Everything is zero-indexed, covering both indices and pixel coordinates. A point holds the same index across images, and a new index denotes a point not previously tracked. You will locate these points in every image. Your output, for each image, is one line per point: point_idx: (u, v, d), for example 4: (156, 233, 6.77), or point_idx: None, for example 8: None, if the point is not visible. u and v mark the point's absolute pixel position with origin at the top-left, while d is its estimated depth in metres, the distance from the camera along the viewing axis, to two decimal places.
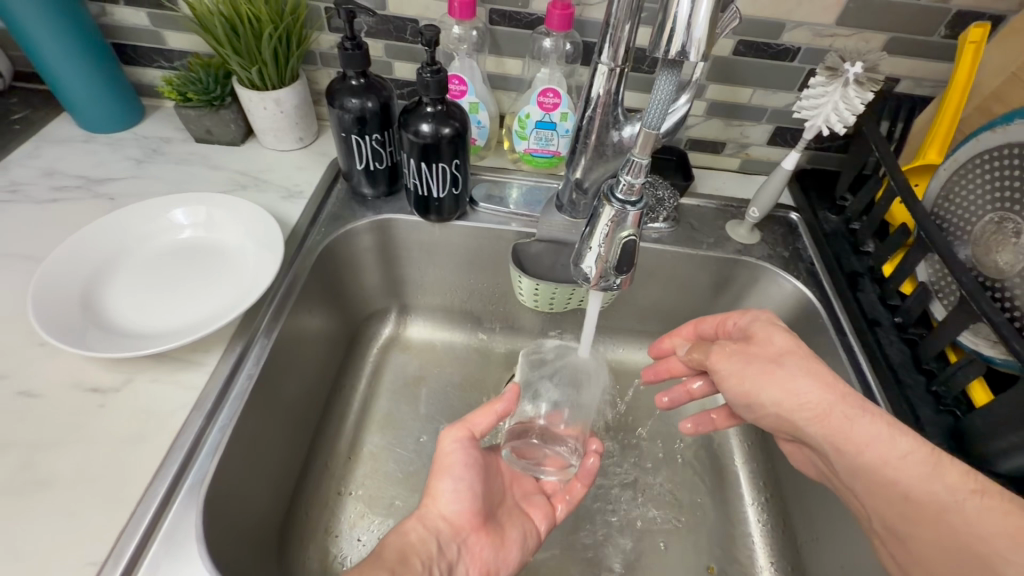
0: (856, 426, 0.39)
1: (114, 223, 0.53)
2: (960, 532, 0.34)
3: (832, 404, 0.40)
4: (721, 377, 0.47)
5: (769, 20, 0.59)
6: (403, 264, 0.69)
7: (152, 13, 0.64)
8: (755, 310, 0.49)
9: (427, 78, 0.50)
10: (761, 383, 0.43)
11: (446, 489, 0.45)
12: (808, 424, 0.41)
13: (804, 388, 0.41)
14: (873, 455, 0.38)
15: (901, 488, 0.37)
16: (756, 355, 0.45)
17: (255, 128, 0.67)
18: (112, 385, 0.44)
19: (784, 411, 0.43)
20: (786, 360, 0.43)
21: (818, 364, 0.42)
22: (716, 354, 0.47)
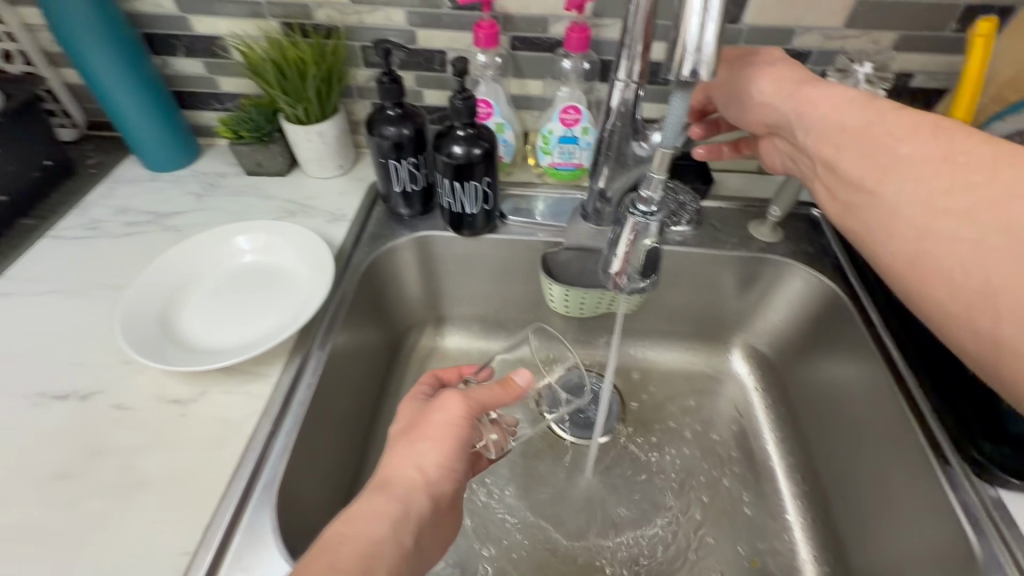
0: (819, 94, 0.43)
1: (185, 251, 0.59)
2: (930, 194, 0.35)
3: (792, 90, 0.45)
4: (721, 96, 0.51)
5: (779, 27, 0.61)
6: (440, 278, 0.74)
7: (207, 62, 0.71)
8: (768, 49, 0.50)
9: (458, 105, 0.55)
10: (742, 84, 0.48)
11: (426, 455, 0.42)
12: (767, 100, 0.46)
13: (767, 78, 0.46)
14: (826, 109, 0.42)
15: (874, 121, 0.39)
16: (755, 61, 0.48)
17: (300, 158, 0.73)
18: (191, 396, 0.49)
19: (744, 101, 0.48)
20: (775, 63, 0.47)
21: (790, 69, 0.46)
22: (718, 79, 0.50)
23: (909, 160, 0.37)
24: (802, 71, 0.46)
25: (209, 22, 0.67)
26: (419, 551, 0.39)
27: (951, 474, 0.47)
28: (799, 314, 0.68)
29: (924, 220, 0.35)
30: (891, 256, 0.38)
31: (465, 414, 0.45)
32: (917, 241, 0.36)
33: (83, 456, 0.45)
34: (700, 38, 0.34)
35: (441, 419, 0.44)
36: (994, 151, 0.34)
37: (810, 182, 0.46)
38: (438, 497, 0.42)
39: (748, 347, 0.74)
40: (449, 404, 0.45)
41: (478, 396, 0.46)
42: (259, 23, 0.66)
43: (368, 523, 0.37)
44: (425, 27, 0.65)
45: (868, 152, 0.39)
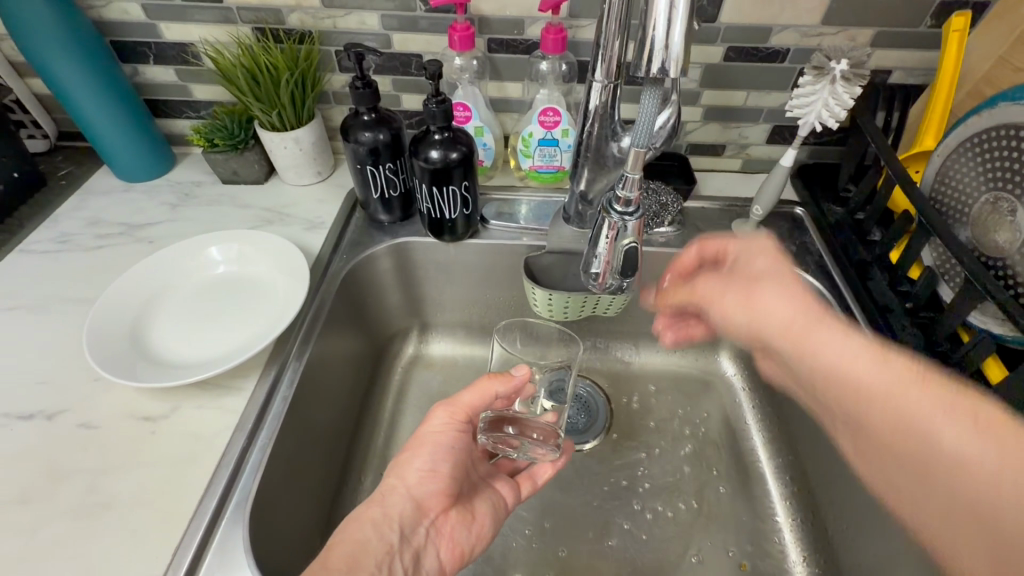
0: (830, 347, 0.40)
1: (157, 263, 0.57)
2: (944, 428, 0.35)
3: (800, 324, 0.42)
4: (715, 303, 0.48)
5: (756, 26, 0.61)
6: (422, 285, 0.72)
7: (179, 69, 0.69)
8: (752, 238, 0.50)
9: (433, 109, 0.54)
10: (734, 308, 0.46)
11: (416, 462, 0.47)
12: (779, 322, 0.43)
13: (772, 305, 0.44)
14: (835, 361, 0.40)
15: (898, 398, 0.37)
16: (736, 279, 0.48)
17: (277, 166, 0.72)
18: (161, 413, 0.48)
19: (754, 322, 0.45)
20: (763, 281, 0.45)
21: (791, 288, 0.44)
22: (705, 287, 0.50)
23: (968, 476, 0.34)
24: (796, 280, 0.45)
25: (179, 28, 0.65)
26: (405, 546, 0.42)
27: None
28: None
29: (950, 532, 0.35)
30: (922, 523, 0.37)
31: (453, 422, 0.51)
32: (940, 525, 0.36)
33: (48, 478, 0.44)
34: (669, 35, 0.34)
35: (426, 431, 0.50)
36: (997, 424, 0.34)
37: (824, 412, 0.45)
38: (423, 500, 0.45)
39: (734, 348, 0.73)
40: (434, 421, 0.51)
41: (464, 402, 0.52)
42: (231, 29, 0.65)
43: (355, 527, 0.41)
44: (400, 31, 0.64)
45: (894, 427, 0.37)
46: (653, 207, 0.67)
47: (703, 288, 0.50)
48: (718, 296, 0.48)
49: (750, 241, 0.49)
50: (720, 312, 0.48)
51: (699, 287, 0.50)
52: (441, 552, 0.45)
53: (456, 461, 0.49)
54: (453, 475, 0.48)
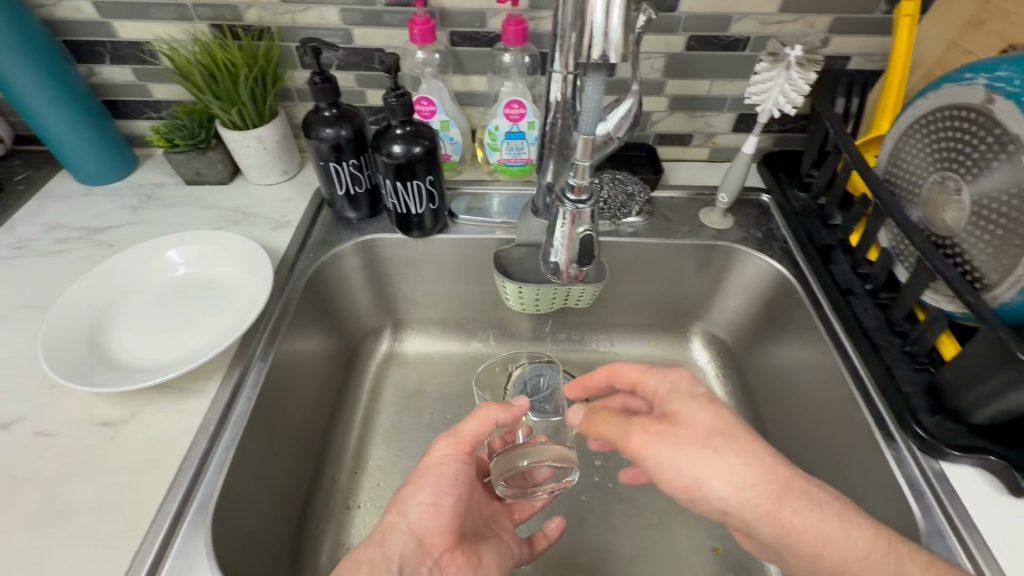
0: (804, 521, 0.36)
1: (116, 267, 0.56)
2: None
3: (780, 496, 0.36)
4: (657, 469, 0.40)
5: (715, 14, 0.62)
6: (394, 282, 0.72)
7: (137, 69, 0.68)
8: (675, 374, 0.46)
9: (393, 103, 0.53)
10: (690, 474, 0.38)
11: (421, 497, 0.45)
12: (758, 501, 0.36)
13: (744, 469, 0.37)
14: (829, 549, 0.36)
15: None
16: (685, 433, 0.39)
17: (241, 165, 0.71)
18: (121, 418, 0.47)
19: (733, 498, 0.37)
20: (718, 442, 0.38)
21: (741, 441, 0.38)
22: (642, 437, 0.41)
23: None
24: (747, 431, 0.39)
25: (134, 27, 0.64)
26: None
27: (896, 449, 0.47)
28: (752, 299, 0.68)
29: None
30: None
31: (457, 454, 0.48)
32: None
33: (3, 489, 0.43)
34: (606, 22, 0.34)
35: (429, 462, 0.48)
36: None
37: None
38: (427, 535, 0.44)
39: (706, 336, 0.74)
40: (439, 452, 0.48)
41: (466, 432, 0.49)
42: (187, 27, 0.64)
43: (351, 569, 0.39)
44: (361, 25, 0.63)
45: None
46: (607, 201, 0.67)
47: (646, 445, 0.40)
48: (672, 451, 0.39)
49: (677, 377, 0.46)
50: (657, 467, 0.39)
51: (634, 435, 0.41)
52: None
53: (461, 496, 0.47)
54: (457, 512, 0.46)
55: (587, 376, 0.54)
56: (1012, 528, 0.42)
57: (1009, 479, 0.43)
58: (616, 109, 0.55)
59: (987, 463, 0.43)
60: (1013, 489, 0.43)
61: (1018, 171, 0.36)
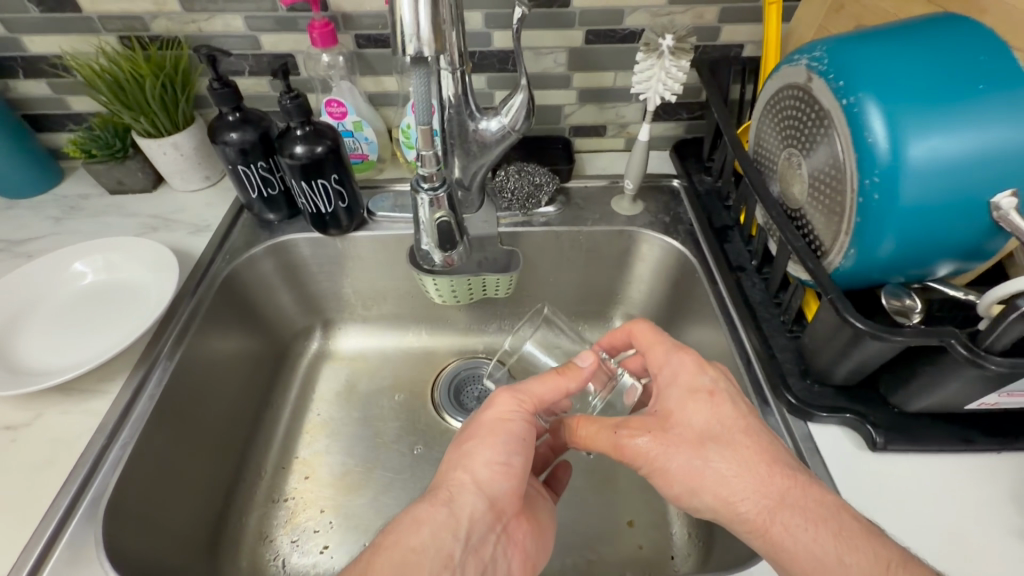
0: (793, 538, 0.38)
1: (26, 276, 0.57)
2: None
3: (771, 513, 0.39)
4: (653, 476, 0.43)
5: (608, 8, 0.64)
6: (320, 281, 0.74)
7: (52, 82, 0.69)
8: (678, 360, 0.46)
9: (287, 105, 0.55)
10: (692, 486, 0.42)
11: (487, 456, 0.44)
12: (747, 516, 0.40)
13: (735, 482, 0.40)
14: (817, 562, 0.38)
15: None
16: (679, 441, 0.42)
17: (162, 173, 0.72)
18: (23, 420, 0.48)
19: (722, 510, 0.41)
20: (710, 451, 0.41)
21: (736, 452, 0.41)
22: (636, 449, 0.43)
23: None
24: (742, 440, 0.42)
25: (44, 41, 0.65)
26: (471, 554, 0.41)
27: (770, 415, 0.49)
28: (662, 282, 0.70)
29: None
30: None
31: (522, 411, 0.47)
32: None
33: None
34: (415, 22, 0.39)
35: (491, 417, 0.46)
36: None
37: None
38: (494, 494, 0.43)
39: (628, 320, 0.76)
40: (502, 405, 0.47)
41: (533, 391, 0.48)
42: (96, 39, 0.65)
43: (413, 531, 0.40)
44: (267, 31, 0.65)
45: None
46: (512, 193, 0.69)
47: (641, 454, 0.43)
48: (664, 462, 0.42)
49: (678, 367, 0.46)
50: (654, 473, 0.43)
51: (632, 447, 0.43)
52: (511, 553, 0.44)
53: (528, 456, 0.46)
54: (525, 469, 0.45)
55: (608, 337, 0.53)
56: (868, 481, 0.44)
57: (866, 433, 0.45)
58: (510, 103, 0.58)
59: (847, 421, 0.46)
60: (869, 443, 0.45)
61: (835, 148, 0.38)
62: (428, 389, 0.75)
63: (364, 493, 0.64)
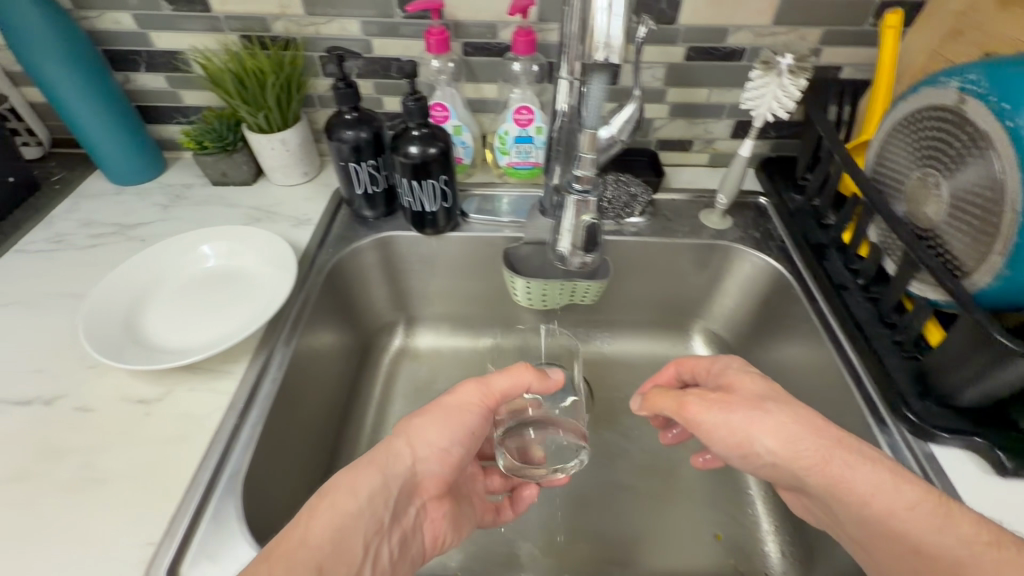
0: (852, 472, 0.40)
1: (149, 257, 0.60)
2: (954, 550, 0.37)
3: (829, 450, 0.41)
4: (712, 429, 0.46)
5: (713, 27, 0.65)
6: (408, 279, 0.76)
7: (169, 77, 0.72)
8: (725, 361, 0.54)
9: (411, 106, 0.58)
10: (761, 430, 0.44)
11: (428, 434, 0.45)
12: (808, 455, 0.42)
13: (795, 429, 0.43)
14: (874, 495, 0.39)
15: (901, 528, 0.38)
16: (741, 399, 0.46)
17: (265, 167, 0.75)
18: (154, 396, 0.50)
19: (786, 453, 0.43)
20: (771, 405, 0.45)
21: (795, 407, 0.45)
22: (699, 408, 0.47)
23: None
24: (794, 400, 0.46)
25: (170, 37, 0.68)
26: (393, 525, 0.42)
27: (888, 433, 0.49)
28: (752, 298, 0.71)
29: None
30: None
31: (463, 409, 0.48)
32: None
33: (45, 457, 0.46)
34: (606, 27, 0.39)
35: (451, 402, 0.47)
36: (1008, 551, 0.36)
37: (843, 539, 0.44)
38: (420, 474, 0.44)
39: (706, 334, 0.77)
40: (465, 392, 0.48)
41: (496, 387, 0.49)
42: (219, 37, 0.68)
43: (349, 498, 0.39)
44: (379, 36, 0.67)
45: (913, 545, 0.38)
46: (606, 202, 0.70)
47: (704, 406, 0.47)
48: (730, 415, 0.45)
49: (729, 359, 0.53)
50: (716, 420, 0.46)
51: (695, 402, 0.48)
52: (425, 530, 0.46)
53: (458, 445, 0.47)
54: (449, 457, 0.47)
55: (656, 375, 0.60)
56: (994, 508, 0.44)
57: (992, 458, 0.45)
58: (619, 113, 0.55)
59: (972, 444, 0.46)
60: (997, 468, 0.45)
61: (991, 166, 0.39)
62: None
63: None
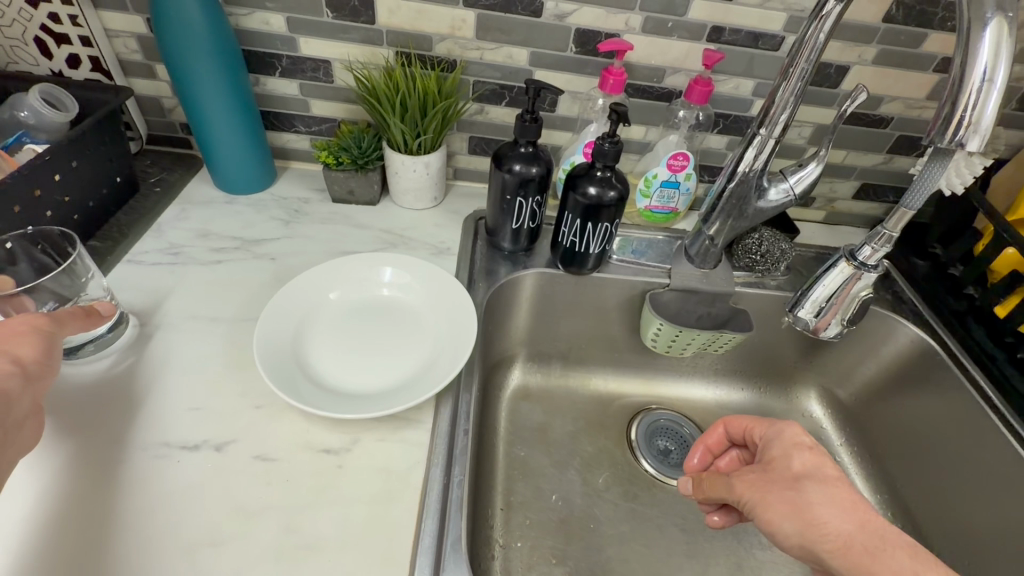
0: (881, 564, 0.37)
1: (308, 281, 0.55)
2: None
3: (855, 535, 0.38)
4: (751, 509, 0.42)
5: (869, 95, 0.67)
6: (535, 319, 0.73)
7: (305, 84, 0.68)
8: (778, 424, 0.48)
9: (607, 147, 0.56)
10: (780, 512, 0.40)
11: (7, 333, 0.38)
12: (834, 537, 0.38)
13: (828, 512, 0.39)
14: None
15: None
16: (774, 476, 0.43)
17: (395, 188, 0.71)
18: (341, 445, 0.45)
19: (809, 534, 0.39)
20: (806, 484, 0.41)
21: (837, 487, 0.41)
22: (742, 483, 0.44)
23: None
24: (835, 477, 0.41)
25: (321, 44, 0.64)
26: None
27: None
28: (884, 363, 0.71)
29: None
30: None
31: (38, 329, 0.40)
32: None
33: (238, 518, 0.40)
34: (983, 105, 0.32)
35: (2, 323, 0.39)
36: None
37: None
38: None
39: (821, 390, 0.77)
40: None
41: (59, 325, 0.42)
42: (373, 50, 0.64)
43: None
44: (543, 68, 0.65)
45: None
46: (758, 255, 0.69)
47: (744, 485, 0.43)
48: (762, 492, 0.42)
49: (774, 427, 0.47)
50: (752, 502, 0.42)
51: (733, 480, 0.44)
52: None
53: (37, 356, 0.38)
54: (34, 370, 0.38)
55: (705, 436, 0.56)
56: None
57: None
58: (801, 174, 0.58)
59: None
60: None
61: None
62: (625, 437, 0.74)
63: (592, 545, 0.63)
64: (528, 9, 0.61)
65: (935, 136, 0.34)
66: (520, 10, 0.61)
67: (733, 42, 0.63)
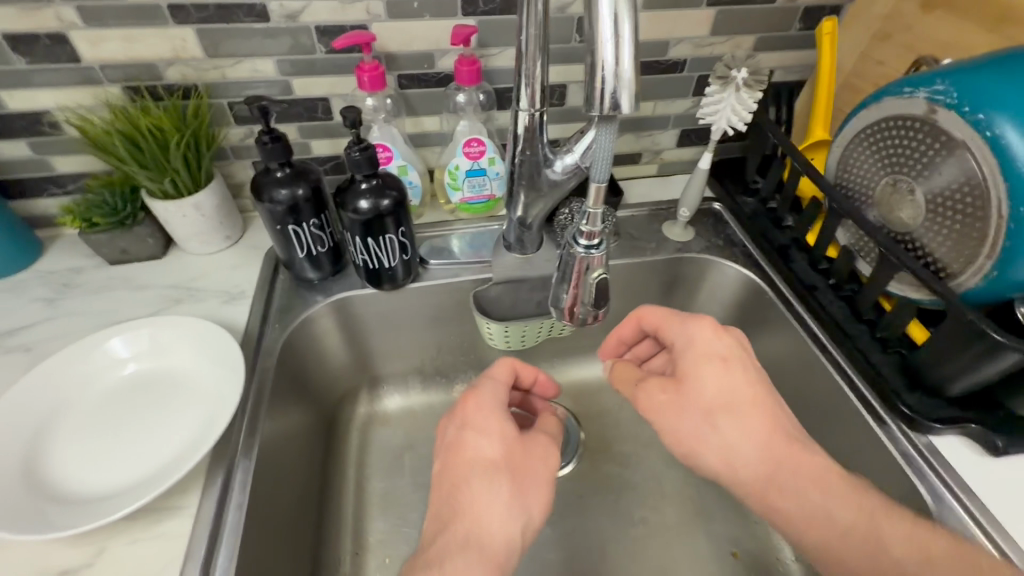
0: (791, 495, 0.43)
1: (49, 374, 0.49)
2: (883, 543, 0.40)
3: (768, 473, 0.43)
4: (663, 430, 0.46)
5: (654, 41, 0.64)
6: (369, 342, 0.67)
7: (33, 142, 0.59)
8: (690, 326, 0.48)
9: (356, 156, 0.50)
10: (693, 443, 0.44)
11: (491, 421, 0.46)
12: (746, 477, 0.43)
13: (740, 446, 0.44)
14: (810, 508, 0.42)
15: (825, 528, 0.42)
16: (688, 400, 0.45)
17: (176, 237, 0.63)
18: (83, 560, 0.40)
19: (723, 470, 0.44)
20: (719, 417, 0.44)
21: (747, 419, 0.44)
22: (652, 400, 0.47)
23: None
24: (752, 406, 0.45)
25: (32, 95, 0.56)
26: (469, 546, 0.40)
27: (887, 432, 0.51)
28: (727, 305, 0.70)
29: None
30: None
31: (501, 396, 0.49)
32: None
33: None
34: (618, 56, 0.30)
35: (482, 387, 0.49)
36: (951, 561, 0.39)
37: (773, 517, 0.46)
38: (490, 552, 0.39)
39: None
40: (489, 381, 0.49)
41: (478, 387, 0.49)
42: (97, 90, 0.56)
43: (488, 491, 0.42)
44: (298, 75, 0.59)
45: (840, 548, 0.41)
46: None
47: (655, 406, 0.46)
48: (677, 417, 0.45)
49: (691, 332, 0.48)
50: (665, 428, 0.46)
51: (646, 397, 0.47)
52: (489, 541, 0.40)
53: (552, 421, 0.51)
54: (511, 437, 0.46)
55: (620, 328, 0.55)
56: (990, 487, 0.46)
57: (986, 441, 0.48)
58: (584, 141, 0.52)
59: (968, 431, 0.49)
60: (990, 449, 0.48)
61: (966, 165, 0.43)
62: None
63: None
64: (252, 14, 0.54)
65: (593, 100, 0.32)
66: (244, 15, 0.54)
67: (491, 12, 0.58)
